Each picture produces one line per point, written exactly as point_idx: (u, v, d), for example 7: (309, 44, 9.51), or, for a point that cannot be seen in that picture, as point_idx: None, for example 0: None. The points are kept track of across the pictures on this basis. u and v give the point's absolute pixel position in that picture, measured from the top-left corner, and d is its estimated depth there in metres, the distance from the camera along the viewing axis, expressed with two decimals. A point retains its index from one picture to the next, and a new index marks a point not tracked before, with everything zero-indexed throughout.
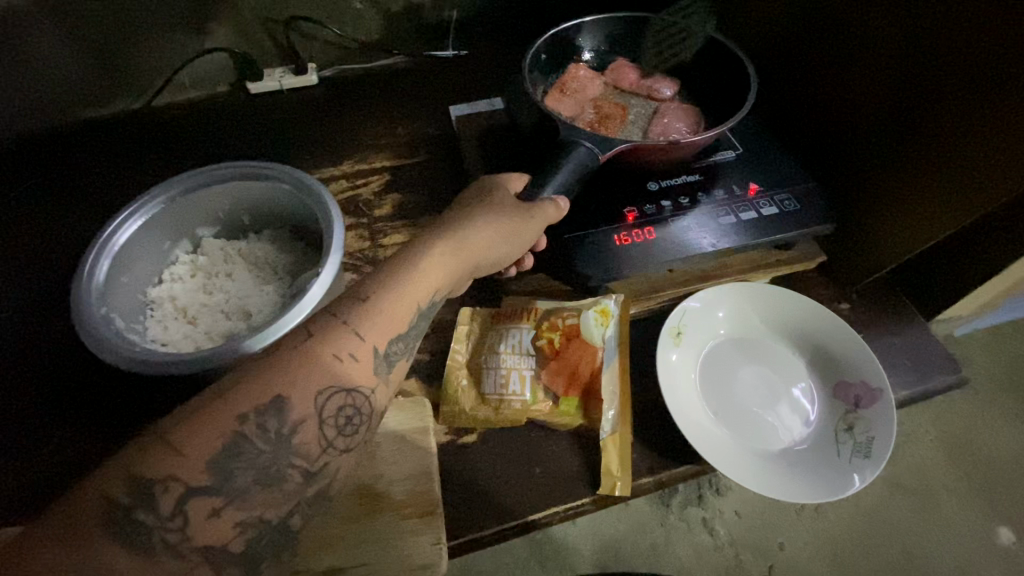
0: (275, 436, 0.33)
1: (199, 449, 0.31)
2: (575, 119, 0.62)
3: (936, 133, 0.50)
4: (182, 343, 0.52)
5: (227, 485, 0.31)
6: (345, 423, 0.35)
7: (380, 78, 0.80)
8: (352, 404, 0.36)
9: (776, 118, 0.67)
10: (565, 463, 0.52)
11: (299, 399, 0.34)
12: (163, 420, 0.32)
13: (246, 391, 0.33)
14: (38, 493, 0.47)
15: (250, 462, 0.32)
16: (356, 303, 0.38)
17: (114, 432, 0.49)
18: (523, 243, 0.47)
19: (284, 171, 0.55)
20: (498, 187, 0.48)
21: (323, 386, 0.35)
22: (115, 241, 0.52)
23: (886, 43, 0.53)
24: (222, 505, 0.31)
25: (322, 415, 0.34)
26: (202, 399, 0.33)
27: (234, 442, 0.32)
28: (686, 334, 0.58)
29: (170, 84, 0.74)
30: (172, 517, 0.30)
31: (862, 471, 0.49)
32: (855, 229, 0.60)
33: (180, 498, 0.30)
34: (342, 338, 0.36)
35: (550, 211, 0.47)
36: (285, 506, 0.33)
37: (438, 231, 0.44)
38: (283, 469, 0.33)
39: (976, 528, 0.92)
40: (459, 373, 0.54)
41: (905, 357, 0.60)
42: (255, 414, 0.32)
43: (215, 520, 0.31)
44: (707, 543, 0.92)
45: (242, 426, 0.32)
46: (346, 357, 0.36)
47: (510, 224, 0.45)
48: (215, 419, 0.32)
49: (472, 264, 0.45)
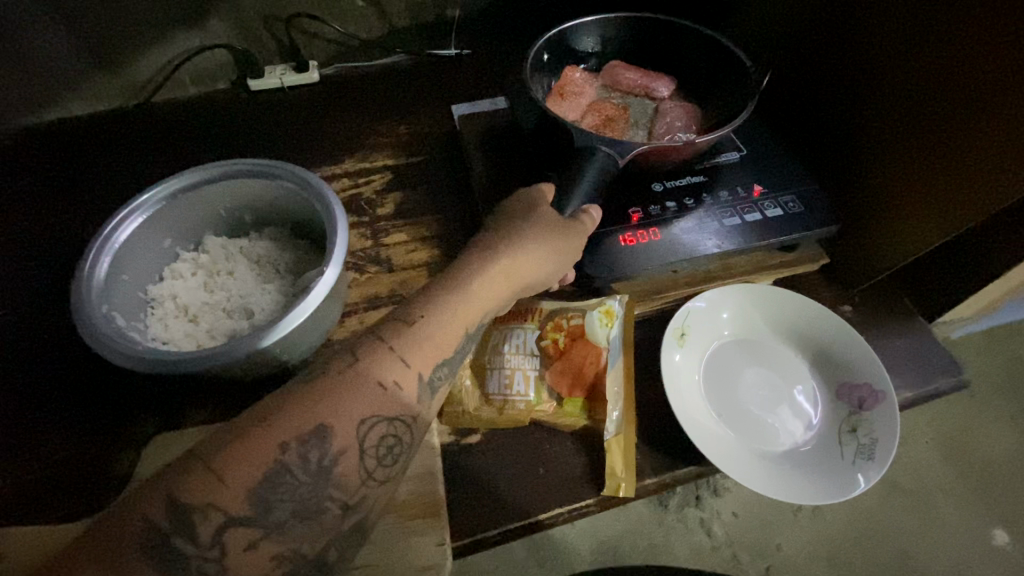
0: (316, 468, 0.32)
1: (240, 479, 0.30)
2: (581, 125, 0.62)
3: (941, 138, 0.50)
4: (184, 343, 0.51)
5: (267, 517, 0.31)
6: (385, 454, 0.35)
7: (382, 77, 0.80)
8: (393, 433, 0.35)
9: (780, 121, 0.67)
10: (569, 463, 0.52)
11: (343, 429, 0.33)
12: (201, 443, 0.32)
13: (291, 417, 0.32)
14: (35, 492, 0.46)
15: (290, 493, 0.32)
16: (401, 327, 0.38)
17: (117, 432, 0.49)
18: (563, 265, 0.47)
19: (287, 169, 0.54)
20: (536, 202, 0.48)
21: (368, 414, 0.34)
22: (115, 237, 0.52)
23: (893, 47, 0.53)
24: (260, 537, 0.31)
25: (364, 447, 0.34)
26: (242, 423, 0.32)
27: (275, 472, 0.31)
28: (690, 335, 0.58)
29: (170, 80, 0.74)
30: (210, 547, 0.30)
31: (866, 472, 0.50)
32: (858, 231, 0.60)
33: (219, 528, 0.30)
34: (387, 364, 0.36)
35: (585, 224, 0.48)
36: (321, 540, 0.33)
37: (479, 251, 0.44)
38: (322, 502, 0.33)
39: (972, 528, 0.93)
40: (464, 373, 0.53)
41: (908, 359, 0.60)
42: (298, 443, 0.32)
43: (252, 551, 0.31)
44: (704, 543, 0.92)
45: (283, 455, 0.31)
46: (392, 385, 0.35)
47: (551, 245, 0.45)
48: (257, 447, 0.31)
49: (517, 288, 0.44)
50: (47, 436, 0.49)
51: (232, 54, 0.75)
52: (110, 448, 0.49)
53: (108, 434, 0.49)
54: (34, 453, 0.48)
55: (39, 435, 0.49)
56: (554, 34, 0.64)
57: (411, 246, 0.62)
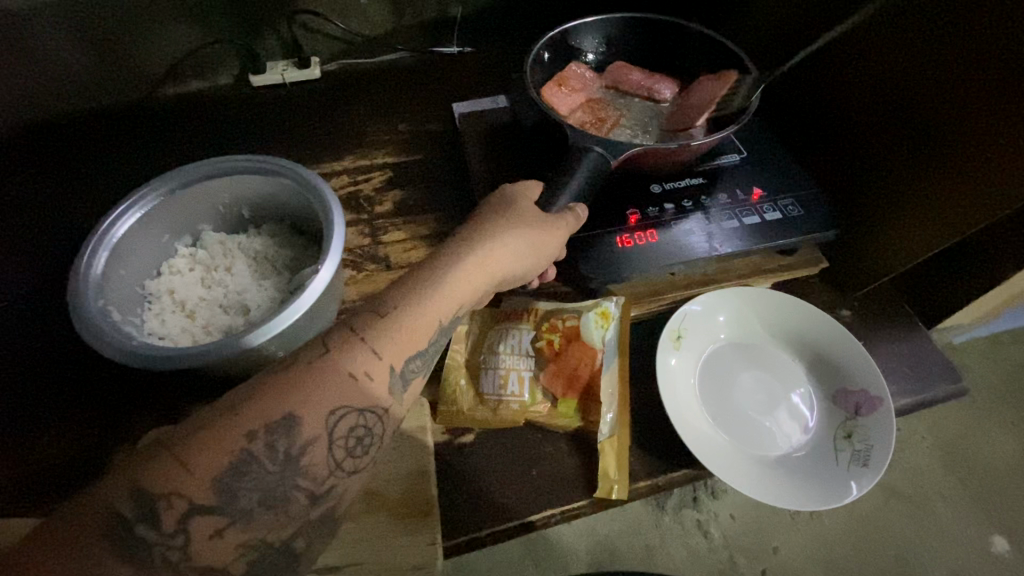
0: (283, 456, 0.32)
1: (204, 467, 0.30)
2: (567, 118, 0.61)
3: (945, 142, 0.50)
4: (180, 338, 0.52)
5: (232, 506, 0.31)
6: (355, 444, 0.35)
7: (384, 74, 0.79)
8: (363, 423, 0.35)
9: (781, 122, 0.67)
10: (555, 463, 0.52)
11: (312, 419, 0.33)
12: (168, 432, 0.32)
13: (258, 406, 0.32)
14: (24, 485, 0.46)
15: (256, 482, 0.32)
16: (373, 317, 0.37)
17: (106, 427, 0.49)
18: (547, 256, 0.47)
19: (284, 165, 0.54)
20: (518, 196, 0.47)
21: (337, 405, 0.34)
22: (114, 232, 0.52)
23: (899, 51, 0.52)
24: (225, 526, 0.31)
25: (332, 437, 0.34)
26: (209, 414, 0.32)
27: (242, 462, 0.31)
28: (686, 338, 0.57)
29: (171, 75, 0.74)
30: (174, 535, 0.30)
31: (859, 479, 0.49)
32: (859, 235, 0.60)
33: (183, 516, 0.30)
34: (359, 355, 0.35)
35: (569, 218, 0.48)
36: (288, 529, 0.32)
37: (457, 241, 0.43)
38: (289, 491, 0.32)
39: (969, 535, 0.92)
40: (458, 373, 0.54)
41: (904, 366, 0.60)
42: (264, 432, 0.32)
43: (217, 540, 0.30)
44: (701, 545, 0.91)
45: (250, 444, 0.31)
46: (362, 376, 0.35)
47: (535, 238, 0.45)
48: (224, 437, 0.31)
49: (495, 278, 0.44)
50: (38, 430, 0.49)
51: (235, 49, 0.75)
52: (99, 441, 0.49)
53: (98, 427, 0.49)
54: (25, 445, 0.48)
55: (31, 428, 0.49)
56: (556, 33, 0.64)
57: (408, 244, 0.62)
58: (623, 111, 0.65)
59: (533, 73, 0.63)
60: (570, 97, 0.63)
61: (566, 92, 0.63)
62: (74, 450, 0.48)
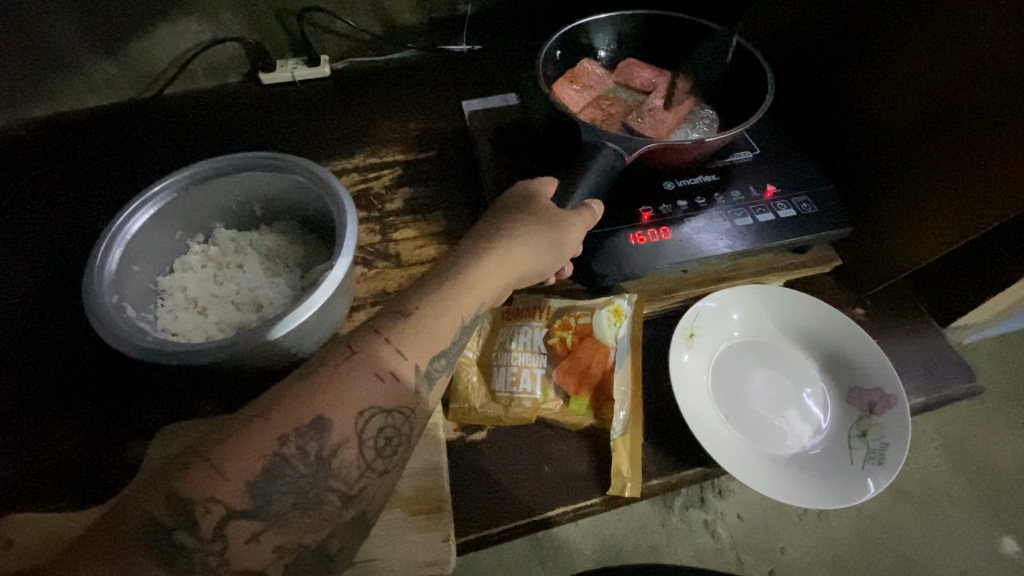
0: (315, 459, 0.32)
1: (239, 471, 0.30)
2: (577, 114, 0.61)
3: (962, 139, 0.49)
4: (194, 334, 0.52)
5: (267, 510, 0.31)
6: (385, 445, 0.34)
7: (394, 72, 0.79)
8: (391, 424, 0.35)
9: (794, 120, 0.66)
10: (576, 463, 0.51)
11: (341, 420, 0.33)
12: (202, 438, 0.32)
13: (290, 410, 0.32)
14: (46, 486, 0.46)
15: (290, 485, 0.31)
16: (395, 318, 0.37)
17: (127, 427, 0.49)
18: (563, 254, 0.47)
19: (297, 162, 0.54)
20: (532, 193, 0.47)
21: (365, 405, 0.34)
22: (128, 229, 0.52)
23: (914, 47, 0.52)
24: (261, 530, 0.30)
25: (362, 437, 0.33)
26: (242, 419, 0.32)
27: (274, 465, 0.31)
28: (699, 336, 0.57)
29: (182, 73, 0.74)
30: (212, 540, 0.29)
31: (875, 477, 0.49)
32: (873, 232, 0.60)
33: (220, 521, 0.30)
34: (383, 355, 0.35)
35: (584, 216, 0.47)
36: (323, 531, 0.32)
37: (474, 240, 0.43)
38: (322, 493, 0.32)
39: (979, 535, 0.92)
40: (470, 370, 0.53)
41: (918, 364, 0.59)
42: (296, 436, 0.32)
43: (255, 544, 0.30)
44: (708, 545, 0.91)
45: (283, 448, 0.31)
46: (389, 376, 0.35)
47: (552, 235, 0.45)
48: (258, 441, 0.31)
49: (514, 278, 0.43)
50: (58, 431, 0.49)
51: (244, 47, 0.75)
52: (121, 441, 0.48)
53: (120, 427, 0.49)
54: (47, 446, 0.48)
55: (52, 429, 0.49)
56: (567, 30, 0.64)
57: (419, 242, 0.62)
58: (633, 106, 0.64)
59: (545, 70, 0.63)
60: (580, 94, 0.62)
61: (577, 89, 0.63)
62: (97, 451, 0.48)
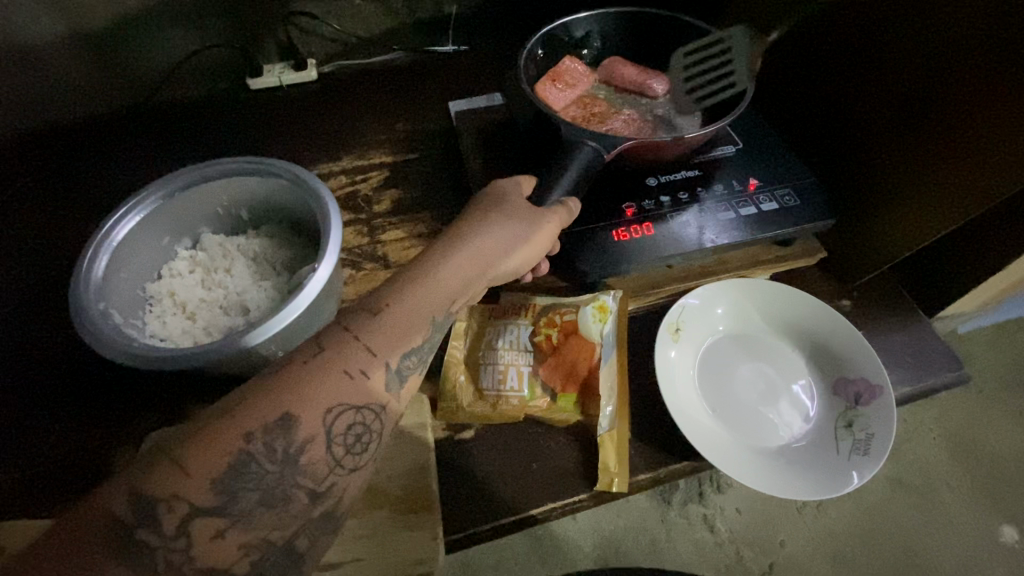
0: (282, 456, 0.32)
1: (202, 468, 0.31)
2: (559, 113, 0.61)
3: (942, 126, 0.49)
4: (181, 339, 0.52)
5: (232, 507, 0.31)
6: (353, 442, 0.35)
7: (381, 74, 0.80)
8: (361, 421, 0.35)
9: (776, 114, 0.67)
10: (558, 459, 0.52)
11: (309, 418, 0.33)
12: (167, 436, 0.32)
13: (256, 407, 0.32)
14: (33, 492, 0.47)
15: (256, 482, 0.32)
16: (367, 314, 0.37)
17: (112, 432, 0.50)
18: (539, 249, 0.47)
19: (281, 166, 0.55)
20: (510, 191, 0.48)
21: (334, 403, 0.34)
22: (114, 236, 0.52)
23: (894, 36, 0.52)
24: (226, 526, 0.31)
25: (331, 434, 0.34)
26: (208, 417, 0.32)
27: (241, 462, 0.31)
28: (684, 330, 0.57)
29: (169, 80, 0.75)
30: (176, 538, 0.30)
31: (860, 468, 0.49)
32: (857, 223, 0.60)
33: (184, 519, 0.30)
34: (354, 353, 0.35)
35: (561, 213, 0.48)
36: (290, 528, 0.33)
37: (451, 237, 0.43)
38: (289, 490, 0.33)
39: (978, 525, 0.92)
40: (457, 369, 0.54)
41: (903, 355, 0.59)
42: (262, 433, 0.32)
43: (219, 541, 0.31)
44: (707, 539, 0.91)
45: (249, 445, 0.32)
46: (358, 373, 0.35)
47: (528, 232, 0.45)
48: (222, 438, 0.31)
49: (489, 273, 0.44)
50: (44, 436, 0.49)
51: (230, 53, 0.75)
52: (105, 446, 0.49)
53: (105, 432, 0.50)
54: (33, 452, 0.49)
55: (38, 435, 0.49)
56: (549, 29, 0.64)
57: (407, 242, 0.62)
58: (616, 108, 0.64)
59: (527, 68, 0.63)
60: (563, 92, 0.63)
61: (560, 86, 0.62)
62: (79, 454, 0.49)
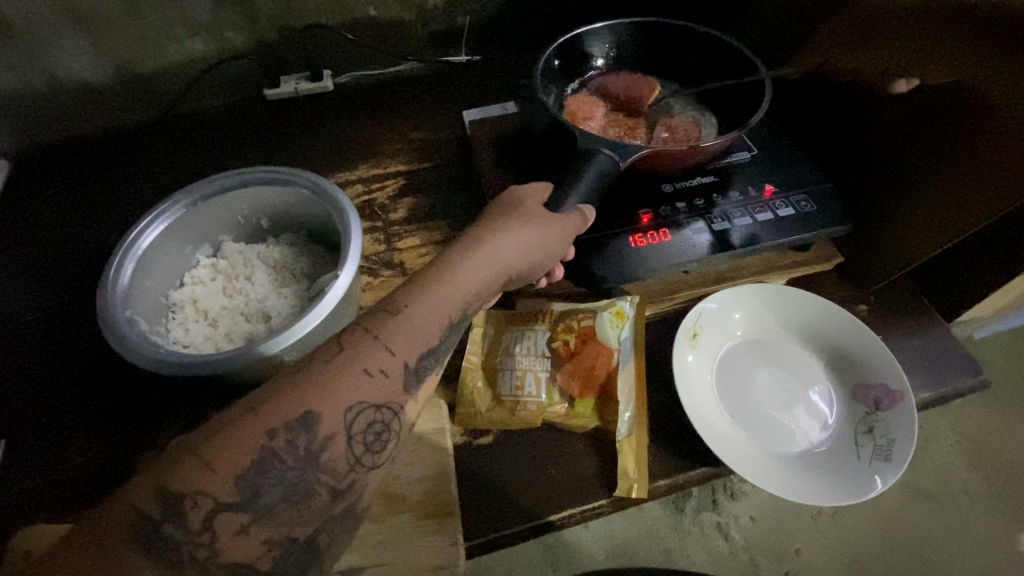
0: (304, 453, 0.33)
1: (228, 465, 0.31)
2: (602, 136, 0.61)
3: (954, 132, 0.50)
4: (203, 345, 0.53)
5: (255, 503, 0.31)
6: (373, 439, 0.35)
7: (395, 85, 0.81)
8: (380, 419, 0.36)
9: (789, 121, 0.67)
10: (576, 462, 0.52)
11: (330, 416, 0.33)
12: (192, 433, 0.33)
13: (278, 405, 0.33)
14: (56, 494, 0.48)
15: (278, 478, 0.32)
16: (385, 315, 0.38)
17: (134, 434, 0.50)
18: (554, 252, 0.47)
19: (302, 176, 0.56)
20: (525, 197, 0.48)
21: (354, 400, 0.34)
22: (139, 245, 0.53)
23: (912, 42, 0.52)
24: (249, 522, 0.31)
25: (351, 432, 0.34)
26: (232, 414, 0.33)
27: (264, 459, 0.32)
28: (701, 336, 0.57)
29: (189, 91, 0.76)
30: (201, 532, 0.30)
31: (882, 473, 0.49)
32: (871, 228, 0.60)
33: (209, 514, 0.30)
34: (371, 352, 0.36)
35: (575, 219, 0.48)
36: (311, 525, 0.33)
37: (467, 241, 0.44)
38: (310, 487, 0.33)
39: (997, 532, 0.91)
40: (474, 374, 0.55)
41: (921, 360, 0.59)
42: (285, 430, 0.32)
43: (243, 536, 0.31)
44: (722, 547, 0.90)
45: (271, 442, 0.32)
46: (378, 372, 0.36)
47: (544, 237, 0.46)
48: (245, 435, 0.32)
49: (506, 275, 0.44)
50: (68, 440, 0.50)
51: (248, 64, 0.76)
52: (127, 448, 0.50)
53: (127, 435, 0.50)
54: (56, 454, 0.50)
55: (61, 439, 0.50)
56: (566, 40, 0.65)
57: (422, 249, 0.63)
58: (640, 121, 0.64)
59: (544, 81, 0.64)
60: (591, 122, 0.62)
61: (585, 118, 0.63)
62: (100, 457, 0.49)
